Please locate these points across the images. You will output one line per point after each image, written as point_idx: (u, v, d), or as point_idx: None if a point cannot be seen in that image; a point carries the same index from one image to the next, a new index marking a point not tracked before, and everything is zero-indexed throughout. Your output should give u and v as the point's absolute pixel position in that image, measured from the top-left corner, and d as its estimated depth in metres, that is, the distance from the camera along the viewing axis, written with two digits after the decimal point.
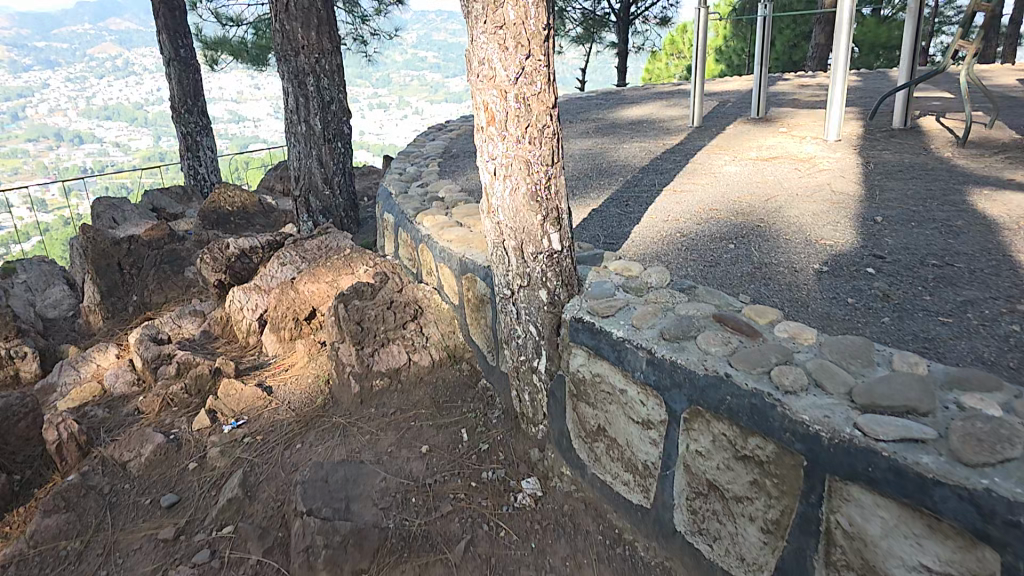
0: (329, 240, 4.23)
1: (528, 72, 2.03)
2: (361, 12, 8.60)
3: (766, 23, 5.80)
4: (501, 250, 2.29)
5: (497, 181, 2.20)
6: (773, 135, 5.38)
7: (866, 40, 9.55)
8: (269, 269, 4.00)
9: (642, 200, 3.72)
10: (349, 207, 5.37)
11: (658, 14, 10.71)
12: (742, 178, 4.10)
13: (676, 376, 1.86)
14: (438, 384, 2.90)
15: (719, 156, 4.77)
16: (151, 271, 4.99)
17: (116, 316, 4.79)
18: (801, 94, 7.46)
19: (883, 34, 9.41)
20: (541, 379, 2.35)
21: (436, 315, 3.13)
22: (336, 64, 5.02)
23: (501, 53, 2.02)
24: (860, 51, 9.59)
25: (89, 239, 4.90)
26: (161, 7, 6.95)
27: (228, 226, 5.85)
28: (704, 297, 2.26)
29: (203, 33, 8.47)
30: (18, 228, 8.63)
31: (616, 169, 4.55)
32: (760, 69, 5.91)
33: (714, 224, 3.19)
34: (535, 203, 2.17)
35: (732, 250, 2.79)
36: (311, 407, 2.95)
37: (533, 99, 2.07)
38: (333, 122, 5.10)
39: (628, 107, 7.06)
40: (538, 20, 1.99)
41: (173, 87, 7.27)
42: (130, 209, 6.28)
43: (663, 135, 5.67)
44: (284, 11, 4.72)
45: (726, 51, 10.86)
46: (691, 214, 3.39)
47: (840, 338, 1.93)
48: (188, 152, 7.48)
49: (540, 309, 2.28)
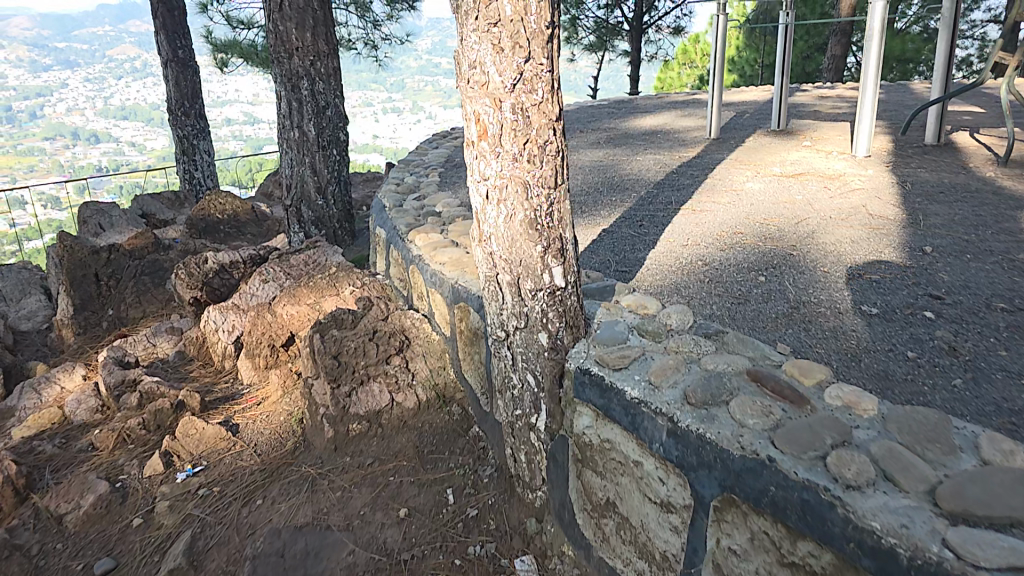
0: (316, 255, 3.92)
1: (527, 78, 1.71)
2: (375, 17, 8.29)
3: (789, 31, 5.43)
4: (495, 286, 1.95)
5: (489, 206, 1.85)
6: (798, 149, 5.01)
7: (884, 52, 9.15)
8: (248, 287, 3.67)
9: (657, 220, 3.36)
10: (344, 219, 5.03)
11: (671, 23, 10.35)
12: (769, 197, 3.72)
13: (704, 454, 1.50)
14: (424, 430, 2.55)
15: (743, 172, 4.38)
16: (130, 285, 4.65)
17: (88, 332, 4.46)
18: (821, 106, 7.09)
19: (897, 46, 9.00)
20: (540, 438, 2.01)
21: (425, 347, 2.79)
22: (332, 68, 4.70)
23: (495, 54, 1.69)
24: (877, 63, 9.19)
25: (65, 249, 4.55)
26: (160, 6, 6.69)
27: (217, 235, 5.54)
28: (736, 346, 1.90)
29: (212, 35, 8.47)
30: (36, 224, 8.31)
31: (628, 183, 4.19)
32: (783, 79, 5.54)
33: (742, 251, 2.82)
34: (534, 232, 1.83)
35: (763, 284, 2.43)
36: (279, 453, 2.62)
37: (532, 110, 1.74)
38: (328, 128, 4.77)
39: (642, 117, 6.71)
40: (540, 15, 1.67)
41: (170, 88, 6.97)
42: (119, 214, 5.86)
43: (680, 147, 5.30)
44: (278, 11, 4.42)
45: (739, 62, 10.48)
46: (714, 238, 3.03)
47: (909, 409, 1.56)
48: (184, 155, 7.17)
49: (539, 356, 1.93)
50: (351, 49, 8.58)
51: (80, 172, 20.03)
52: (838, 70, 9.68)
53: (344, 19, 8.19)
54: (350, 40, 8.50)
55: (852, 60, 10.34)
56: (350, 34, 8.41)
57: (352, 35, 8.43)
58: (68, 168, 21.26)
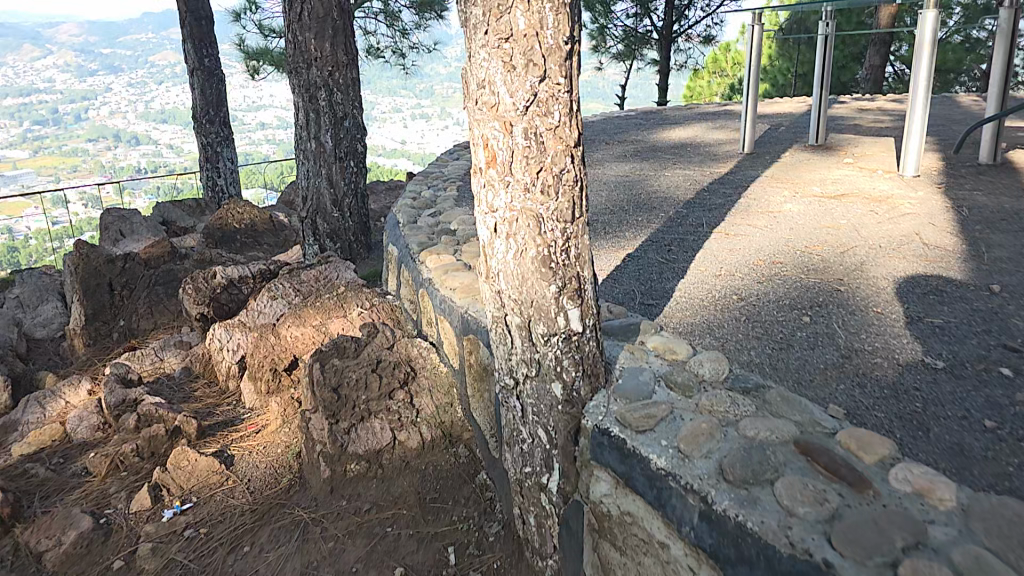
0: (327, 271, 3.76)
1: (542, 100, 1.51)
2: (403, 26, 8.19)
3: (830, 42, 5.13)
4: (503, 328, 1.73)
5: (498, 239, 1.65)
6: (841, 167, 4.70)
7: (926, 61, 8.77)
8: (254, 304, 3.53)
9: (687, 245, 3.11)
10: (360, 231, 4.86)
11: (702, 32, 10.13)
12: (811, 221, 3.43)
13: (743, 548, 1.26)
14: (427, 472, 2.34)
15: (781, 191, 4.09)
16: (144, 295, 4.41)
17: (98, 343, 4.19)
18: (862, 120, 6.73)
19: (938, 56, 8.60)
20: (551, 501, 1.78)
21: (431, 382, 2.56)
22: (352, 78, 4.55)
23: (506, 72, 1.50)
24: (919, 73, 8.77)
25: (81, 257, 4.35)
26: (187, 15, 6.65)
27: (233, 246, 5.43)
28: (781, 407, 1.64)
29: (245, 44, 8.50)
30: (74, 224, 8.29)
31: (656, 202, 3.94)
32: (822, 92, 5.27)
33: (781, 285, 2.55)
34: (547, 271, 1.61)
35: (807, 326, 2.18)
36: (273, 491, 2.42)
37: (547, 135, 1.54)
38: (345, 139, 4.62)
39: (672, 129, 6.44)
40: (557, 28, 1.47)
41: (195, 95, 6.94)
42: (140, 220, 5.72)
43: (712, 162, 5.01)
44: (297, 21, 4.31)
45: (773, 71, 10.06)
46: (750, 267, 2.77)
47: (993, 501, 1.30)
48: (207, 162, 7.13)
49: (552, 409, 1.71)
50: (378, 58, 8.41)
51: (116, 173, 20.41)
52: (876, 81, 9.26)
53: (373, 28, 8.14)
54: (378, 49, 8.37)
55: (894, 70, 9.84)
56: (379, 43, 8.31)
57: (380, 44, 8.34)
58: (107, 168, 21.73)
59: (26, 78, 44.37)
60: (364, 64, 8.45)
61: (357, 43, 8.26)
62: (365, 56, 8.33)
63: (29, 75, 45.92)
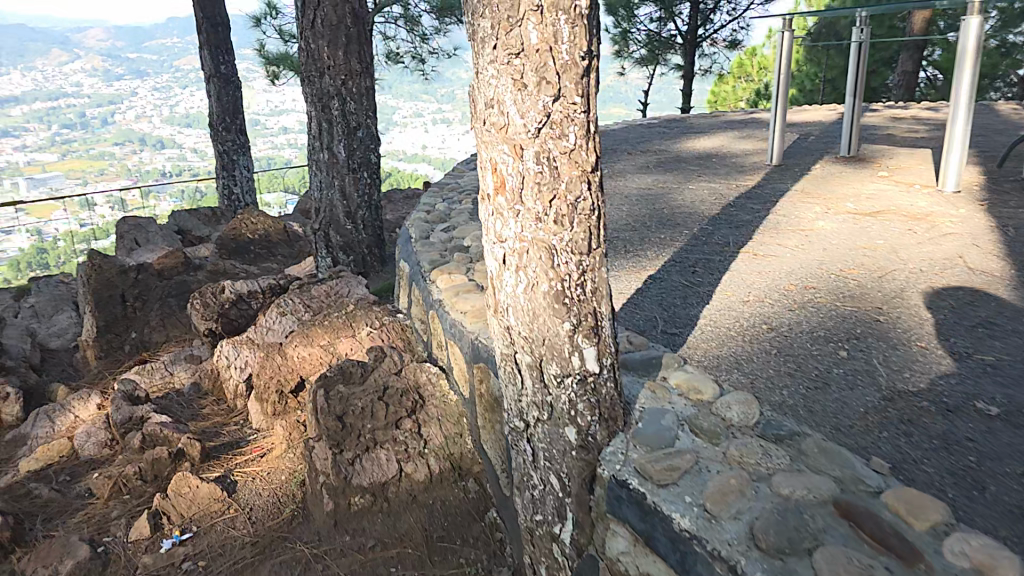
0: (338, 286, 3.69)
1: (556, 121, 1.39)
2: (423, 31, 8.07)
3: (862, 50, 4.94)
4: (513, 367, 1.61)
5: (507, 272, 1.52)
6: (874, 181, 4.51)
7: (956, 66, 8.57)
8: (263, 320, 3.46)
9: (712, 266, 2.97)
10: (374, 244, 4.78)
11: (728, 36, 9.84)
12: (845, 241, 3.27)
13: None
14: (435, 508, 2.23)
15: (812, 208, 3.90)
16: (156, 307, 4.38)
17: (109, 355, 4.15)
18: (896, 130, 6.48)
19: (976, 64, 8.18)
20: (565, 552, 1.66)
21: (440, 410, 2.44)
22: (365, 87, 4.47)
23: (516, 91, 1.38)
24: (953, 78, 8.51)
25: (93, 268, 4.34)
26: (203, 22, 6.65)
27: (247, 256, 5.38)
28: (819, 460, 1.51)
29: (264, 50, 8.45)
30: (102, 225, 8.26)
31: (679, 218, 3.78)
32: (853, 102, 5.08)
33: (817, 316, 2.42)
34: (561, 307, 1.49)
35: (845, 363, 2.07)
36: (275, 522, 2.33)
37: (562, 160, 1.42)
38: (359, 149, 4.55)
39: (696, 138, 6.28)
40: (573, 42, 1.36)
41: (211, 103, 6.94)
42: (155, 230, 5.73)
43: (738, 175, 4.84)
44: (310, 29, 4.25)
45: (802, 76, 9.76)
46: (779, 293, 2.63)
47: None
48: (223, 170, 7.14)
49: (565, 455, 1.59)
50: (398, 63, 8.48)
51: (141, 177, 20.71)
52: (909, 88, 8.97)
53: (393, 33, 8.15)
54: (398, 54, 8.41)
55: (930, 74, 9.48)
56: (399, 48, 8.33)
57: (400, 49, 8.35)
58: (135, 171, 22.08)
59: (58, 83, 45.38)
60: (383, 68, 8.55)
61: (377, 48, 8.34)
62: (384, 61, 8.43)
63: (60, 79, 46.97)
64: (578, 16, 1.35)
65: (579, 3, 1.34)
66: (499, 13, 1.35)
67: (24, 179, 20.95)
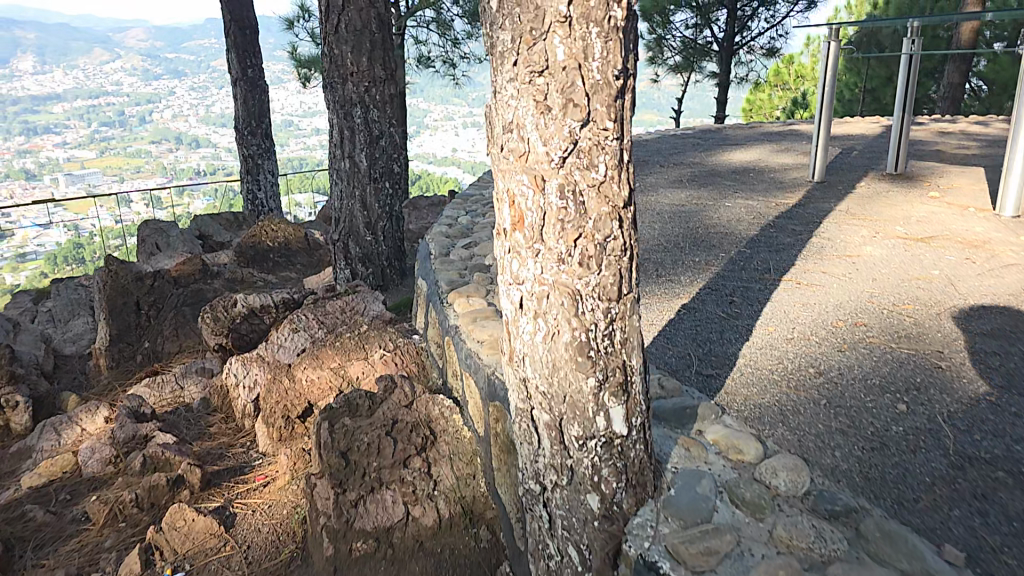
0: (354, 302, 3.56)
1: (584, 149, 1.21)
2: (455, 35, 7.84)
3: (913, 62, 4.65)
4: (529, 424, 1.43)
5: (524, 318, 1.34)
6: (925, 201, 4.24)
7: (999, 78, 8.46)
8: (275, 337, 3.35)
9: (751, 296, 2.76)
10: (394, 256, 4.65)
11: (766, 44, 9.46)
12: (896, 272, 3.04)
13: None
14: (443, 557, 2.06)
15: (859, 231, 3.66)
16: (171, 316, 4.28)
17: (120, 366, 4.08)
18: (944, 146, 6.14)
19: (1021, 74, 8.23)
20: None
21: (452, 448, 2.27)
22: (388, 95, 4.33)
23: (538, 114, 1.20)
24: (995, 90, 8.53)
25: (110, 274, 4.26)
26: (230, 24, 6.59)
27: (265, 265, 5.28)
28: (882, 547, 1.31)
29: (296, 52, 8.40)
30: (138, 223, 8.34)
31: (714, 238, 3.56)
32: (902, 115, 4.81)
33: (871, 360, 2.23)
34: (585, 361, 1.30)
35: (905, 419, 1.90)
36: (273, 564, 2.19)
37: (590, 194, 1.23)
38: (381, 158, 4.40)
39: (733, 150, 6.03)
40: (606, 59, 1.18)
41: (238, 106, 6.91)
42: (176, 234, 5.70)
43: (777, 192, 4.58)
44: (334, 33, 4.13)
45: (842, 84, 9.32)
46: (826, 331, 2.45)
47: None
48: (248, 174, 7.07)
49: (586, 525, 1.40)
50: (428, 67, 8.16)
51: (173, 174, 20.96)
52: (955, 100, 8.49)
53: (425, 38, 7.82)
54: (430, 58, 8.11)
55: (975, 84, 9.02)
56: (430, 52, 8.01)
57: (431, 53, 8.03)
58: (170, 168, 22.41)
59: (96, 81, 46.34)
60: (415, 73, 8.19)
61: (409, 52, 7.99)
62: (416, 66, 8.07)
63: (99, 77, 47.96)
64: (611, 31, 1.17)
65: (614, 15, 1.17)
66: (520, 25, 1.18)
67: (62, 176, 21.35)
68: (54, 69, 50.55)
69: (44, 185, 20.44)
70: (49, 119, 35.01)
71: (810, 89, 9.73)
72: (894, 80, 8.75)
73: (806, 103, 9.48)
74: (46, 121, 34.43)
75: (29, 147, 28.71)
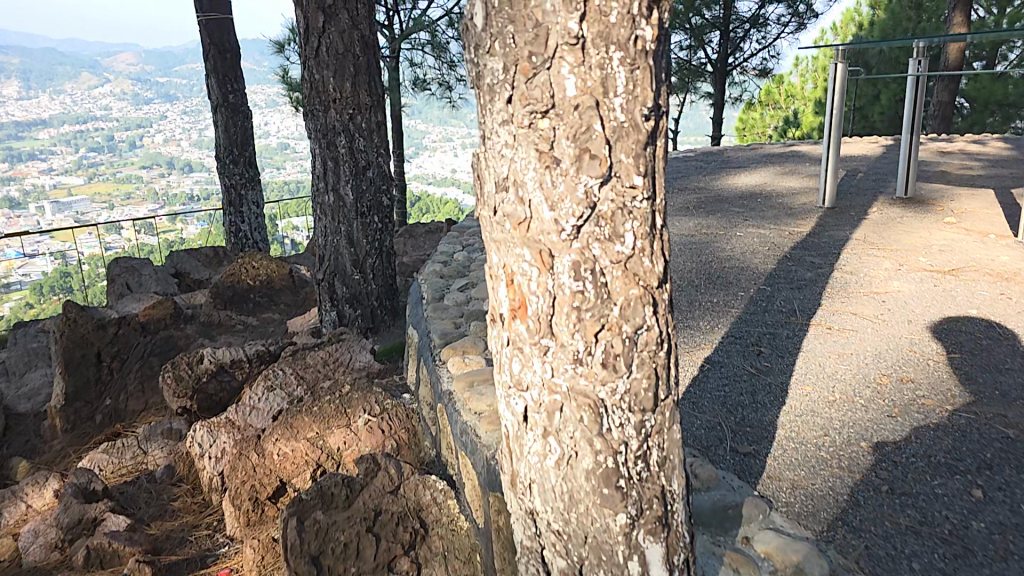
0: (338, 352, 3.25)
1: (605, 215, 0.90)
2: (451, 58, 7.32)
3: (920, 84, 4.38)
4: (538, 565, 1.09)
5: (529, 433, 1.01)
6: (941, 227, 3.98)
7: (980, 96, 8.36)
8: (247, 397, 3.00)
9: (780, 344, 2.45)
10: (385, 296, 4.11)
11: (758, 65, 9.38)
12: (931, 311, 2.74)
13: None
14: None
15: (881, 263, 3.36)
16: (136, 368, 4.01)
17: (77, 428, 3.77)
18: (948, 166, 5.90)
19: (999, 90, 8.23)
20: None
21: (446, 544, 1.92)
22: (375, 122, 3.87)
23: (543, 168, 0.89)
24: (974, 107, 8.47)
25: (67, 322, 3.89)
26: (210, 47, 5.95)
27: (245, 306, 4.91)
28: None
29: (289, 75, 8.16)
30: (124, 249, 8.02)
31: (731, 274, 3.24)
32: (910, 137, 4.57)
33: (928, 429, 1.92)
34: (611, 491, 0.98)
35: (986, 513, 1.59)
36: None
37: (615, 273, 0.91)
38: (369, 191, 3.91)
39: (737, 173, 5.76)
40: (632, 93, 0.87)
41: (218, 134, 6.21)
42: (148, 273, 5.37)
43: (787, 219, 4.30)
44: (314, 57, 3.68)
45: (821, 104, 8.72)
46: (870, 391, 2.12)
47: None
48: (230, 207, 6.36)
49: None
50: (424, 90, 7.76)
51: (162, 199, 20.58)
52: (945, 118, 8.24)
53: (420, 60, 7.37)
54: (425, 80, 7.69)
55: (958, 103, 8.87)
56: (426, 75, 7.59)
57: (427, 75, 7.61)
58: (156, 195, 21.97)
59: (83, 105, 45.65)
60: (409, 95, 7.82)
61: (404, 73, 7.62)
62: (411, 88, 7.69)
63: (85, 101, 47.32)
64: (639, 55, 0.87)
65: (642, 35, 0.86)
66: (516, 49, 0.87)
67: (49, 204, 20.98)
68: (40, 92, 49.73)
69: (30, 212, 20.05)
70: (35, 145, 34.49)
71: (801, 108, 9.19)
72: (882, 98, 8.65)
73: (795, 122, 9.17)
74: (32, 147, 33.90)
75: (14, 173, 28.18)
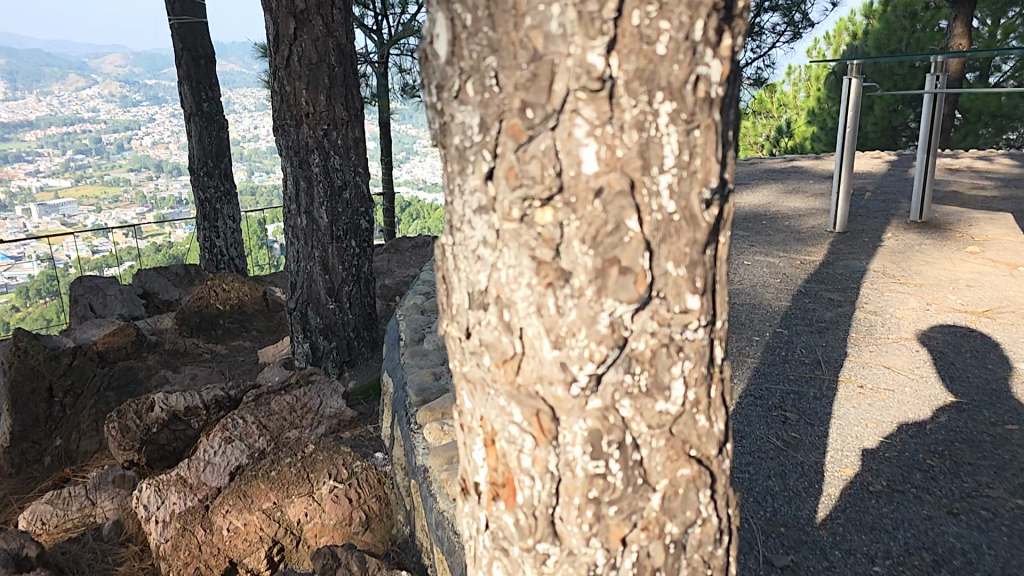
0: (306, 398, 2.90)
1: (643, 356, 0.64)
2: None
3: (937, 100, 4.06)
4: None
5: None
6: (964, 257, 3.68)
7: (974, 107, 8.13)
8: (200, 450, 2.63)
9: (808, 408, 2.11)
10: (362, 325, 3.65)
11: (753, 74, 8.72)
12: (973, 364, 2.39)
13: None
14: None
15: (907, 301, 3.02)
16: (91, 405, 3.57)
17: (22, 472, 3.44)
18: (958, 185, 5.62)
19: (993, 101, 8.01)
20: None
21: None
22: (354, 138, 3.41)
23: (544, 285, 0.63)
24: (966, 118, 8.20)
25: (15, 353, 3.56)
26: (183, 52, 5.57)
27: (213, 333, 4.54)
28: None
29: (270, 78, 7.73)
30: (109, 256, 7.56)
31: (744, 313, 2.91)
32: (927, 156, 4.26)
33: (1000, 534, 1.55)
34: None
35: None
36: None
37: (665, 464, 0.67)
38: (345, 213, 3.45)
39: (740, 192, 5.46)
40: (687, 166, 0.62)
41: (192, 145, 5.83)
42: (114, 293, 5.02)
43: (796, 245, 3.99)
44: (284, 67, 3.24)
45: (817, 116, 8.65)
46: (921, 475, 1.76)
47: None
48: (204, 221, 5.97)
49: None
50: (413, 96, 7.44)
51: (149, 203, 20.06)
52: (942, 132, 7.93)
53: (408, 65, 7.09)
54: (414, 86, 7.39)
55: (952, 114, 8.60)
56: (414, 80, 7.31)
57: (416, 81, 7.34)
58: (142, 199, 21.47)
59: (73, 107, 45.17)
60: (399, 101, 7.48)
61: (392, 79, 7.32)
62: (400, 94, 7.34)
63: (74, 102, 46.64)
64: (699, 107, 0.61)
65: (706, 74, 0.61)
66: (507, 97, 0.60)
67: (34, 207, 20.52)
68: (29, 94, 49.21)
69: (17, 215, 19.69)
70: (23, 145, 33.94)
71: (793, 118, 9.38)
72: (873, 109, 8.38)
73: (789, 132, 9.27)
74: (19, 147, 33.29)
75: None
